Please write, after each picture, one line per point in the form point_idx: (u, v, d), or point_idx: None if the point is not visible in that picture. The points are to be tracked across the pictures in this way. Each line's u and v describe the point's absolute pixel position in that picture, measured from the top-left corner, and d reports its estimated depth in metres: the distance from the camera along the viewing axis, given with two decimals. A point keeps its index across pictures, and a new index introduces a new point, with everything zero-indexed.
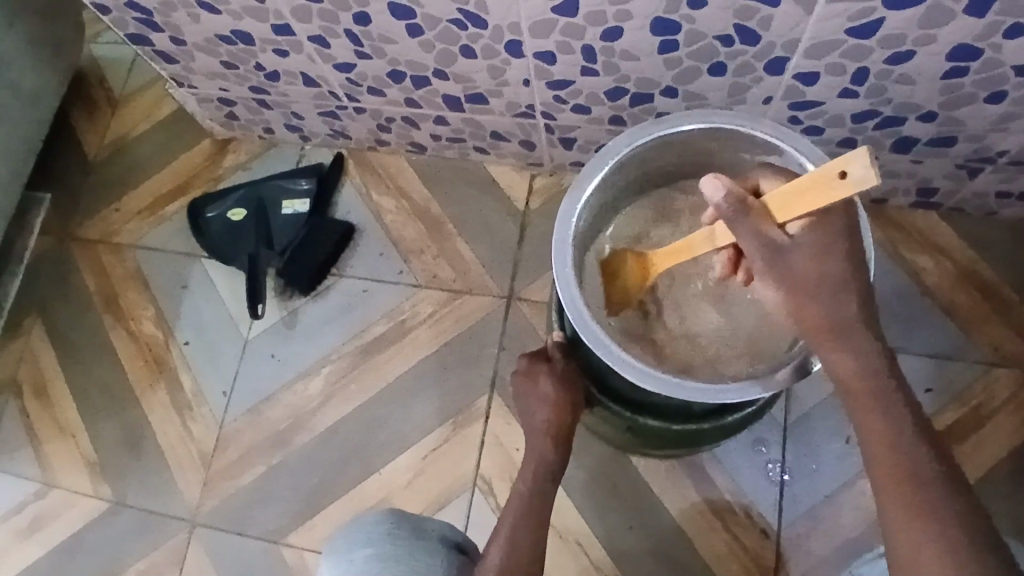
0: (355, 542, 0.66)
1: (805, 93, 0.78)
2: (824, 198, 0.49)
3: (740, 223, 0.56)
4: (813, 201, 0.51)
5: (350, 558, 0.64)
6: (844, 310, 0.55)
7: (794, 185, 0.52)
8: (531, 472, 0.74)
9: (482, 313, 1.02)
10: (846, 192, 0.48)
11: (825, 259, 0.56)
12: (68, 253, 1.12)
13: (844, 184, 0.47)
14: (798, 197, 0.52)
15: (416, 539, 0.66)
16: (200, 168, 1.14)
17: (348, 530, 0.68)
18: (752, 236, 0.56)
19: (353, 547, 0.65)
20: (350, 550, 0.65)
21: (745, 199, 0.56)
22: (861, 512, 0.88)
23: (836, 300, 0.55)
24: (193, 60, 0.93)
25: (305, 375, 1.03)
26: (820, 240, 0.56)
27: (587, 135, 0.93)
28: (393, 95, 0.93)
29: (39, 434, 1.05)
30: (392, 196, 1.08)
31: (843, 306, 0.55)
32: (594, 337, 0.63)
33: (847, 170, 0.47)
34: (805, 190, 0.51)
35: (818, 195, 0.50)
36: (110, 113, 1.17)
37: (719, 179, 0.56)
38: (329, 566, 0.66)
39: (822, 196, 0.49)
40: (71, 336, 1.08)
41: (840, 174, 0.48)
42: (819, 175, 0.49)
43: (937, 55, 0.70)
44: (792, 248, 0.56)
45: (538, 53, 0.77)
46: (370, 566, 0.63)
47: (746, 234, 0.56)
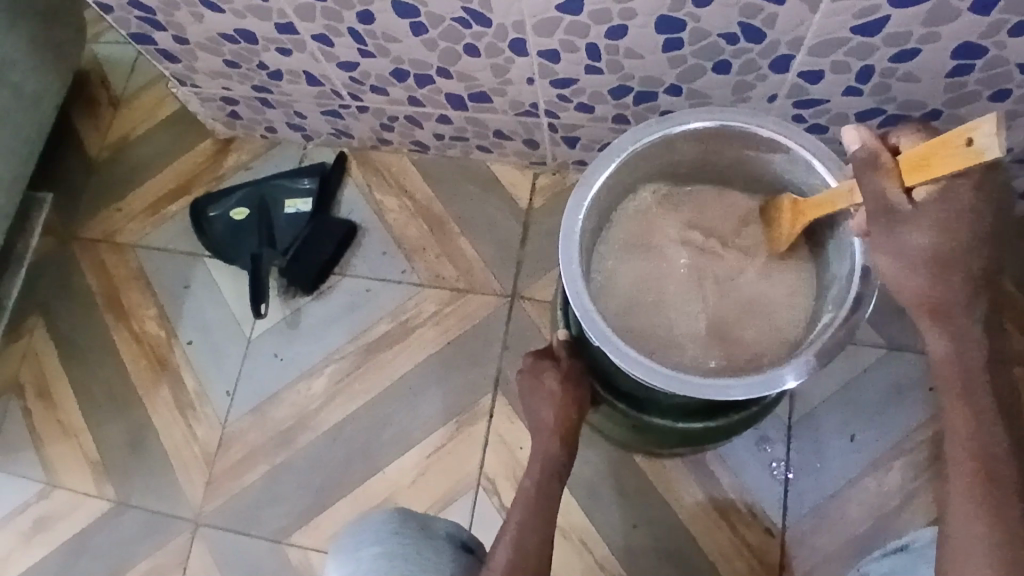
0: (362, 541, 0.65)
1: (809, 91, 0.78)
2: (942, 168, 0.46)
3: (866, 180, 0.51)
4: (930, 170, 0.47)
5: (357, 557, 0.64)
6: (954, 291, 0.51)
7: (913, 152, 0.48)
8: (537, 470, 0.74)
9: (485, 311, 1.02)
10: (969, 161, 0.44)
11: (957, 233, 0.50)
12: (70, 253, 1.12)
13: (967, 152, 0.44)
14: (915, 164, 0.48)
15: (422, 538, 0.66)
16: (202, 167, 1.14)
17: (355, 529, 0.68)
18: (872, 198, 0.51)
19: (360, 546, 0.65)
20: (357, 549, 0.65)
21: (880, 154, 0.50)
22: (867, 510, 0.88)
23: (951, 277, 0.51)
24: (196, 59, 0.93)
25: (308, 375, 1.03)
26: (950, 209, 0.49)
27: (590, 134, 0.93)
28: (396, 94, 0.93)
29: (42, 434, 1.05)
30: (394, 195, 1.08)
31: (956, 286, 0.51)
32: (601, 334, 0.63)
33: (975, 136, 0.43)
34: (923, 157, 0.47)
35: (937, 165, 0.46)
36: (112, 112, 1.17)
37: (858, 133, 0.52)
38: (336, 565, 0.66)
39: (940, 165, 0.46)
40: (74, 336, 1.08)
41: (965, 142, 0.44)
42: (939, 141, 0.46)
43: (942, 52, 0.69)
44: (916, 221, 0.50)
45: (541, 52, 0.77)
46: (377, 565, 0.63)
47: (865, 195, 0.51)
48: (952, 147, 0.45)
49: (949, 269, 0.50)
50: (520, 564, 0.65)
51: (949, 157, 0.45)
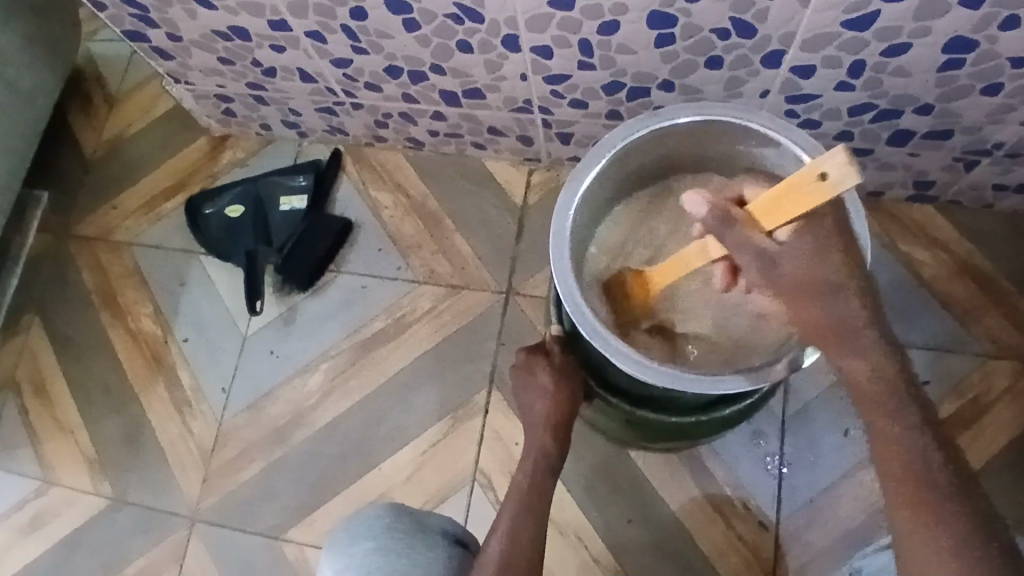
0: (356, 536, 0.66)
1: (802, 86, 0.78)
2: (806, 204, 0.51)
3: (726, 236, 0.57)
4: (794, 211, 0.52)
5: (350, 553, 0.64)
6: (843, 313, 0.56)
7: (769, 198, 0.54)
8: (531, 465, 0.74)
9: (480, 307, 1.02)
10: (828, 191, 0.49)
11: (822, 263, 0.56)
12: (67, 251, 1.12)
13: (823, 185, 0.49)
14: (775, 208, 0.53)
15: (415, 533, 0.66)
16: (198, 164, 1.14)
17: (348, 524, 0.68)
18: (743, 246, 0.56)
19: (353, 541, 0.65)
20: (350, 545, 0.65)
21: (730, 210, 0.56)
22: (859, 503, 0.89)
23: (835, 302, 0.56)
24: (190, 57, 0.93)
25: (305, 371, 1.03)
26: (811, 240, 0.56)
27: (585, 129, 0.93)
28: (389, 91, 0.93)
29: (39, 432, 1.05)
30: (389, 191, 1.08)
31: (843, 309, 0.56)
32: (591, 329, 0.63)
33: (824, 172, 0.48)
34: (782, 198, 0.52)
35: (800, 203, 0.51)
36: (107, 110, 1.17)
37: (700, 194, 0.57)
38: (329, 561, 0.66)
39: (803, 202, 0.51)
40: (70, 333, 1.08)
41: (818, 176, 0.49)
42: (796, 183, 0.51)
43: (934, 47, 0.70)
44: (784, 256, 0.56)
45: (534, 48, 0.77)
46: (371, 559, 0.63)
47: (736, 244, 0.56)
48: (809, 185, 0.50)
49: (831, 295, 0.56)
50: (513, 559, 0.65)
51: (809, 194, 0.50)
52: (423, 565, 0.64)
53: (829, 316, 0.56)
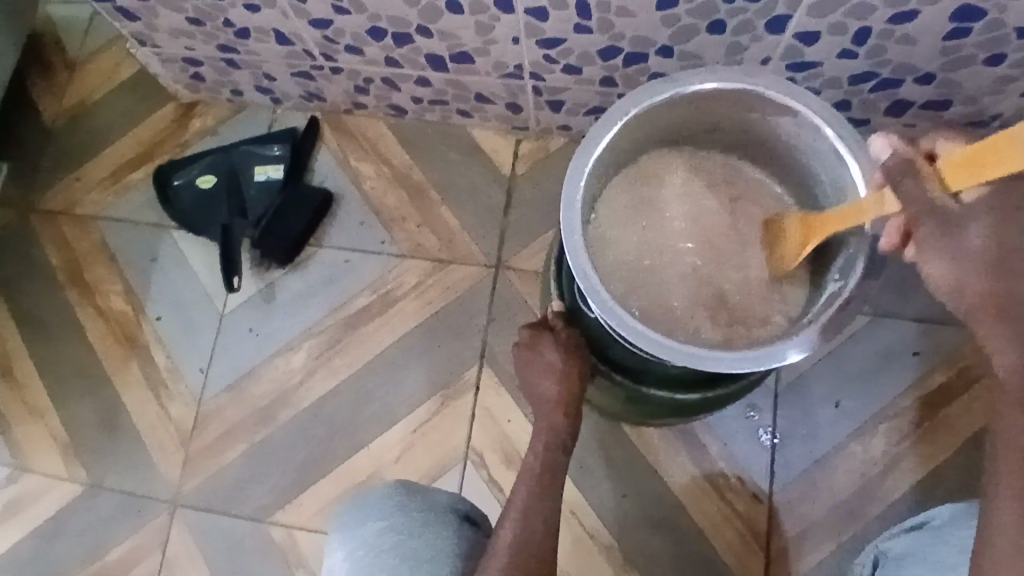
0: (365, 516, 0.64)
1: (805, 53, 0.76)
2: (1005, 162, 0.44)
3: (903, 186, 0.52)
4: (981, 169, 0.46)
5: (360, 533, 0.63)
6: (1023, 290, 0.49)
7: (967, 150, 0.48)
8: (540, 442, 0.72)
9: (470, 282, 1.00)
10: None
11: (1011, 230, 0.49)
12: (28, 227, 1.05)
13: None
14: (965, 158, 0.48)
15: (426, 510, 0.65)
16: (166, 133, 1.07)
17: (357, 505, 0.66)
18: (916, 201, 0.51)
19: (363, 521, 0.64)
20: (360, 525, 0.63)
21: (913, 162, 0.52)
22: (851, 474, 0.90)
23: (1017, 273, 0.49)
24: (156, 16, 0.87)
25: (287, 350, 1.00)
26: (1000, 205, 0.49)
27: (576, 97, 0.90)
28: (372, 55, 0.88)
29: (9, 417, 1.00)
30: (370, 161, 1.03)
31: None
32: (605, 306, 0.61)
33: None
34: (982, 154, 0.46)
35: (997, 159, 0.45)
36: (67, 75, 1.10)
37: (888, 140, 0.55)
38: (336, 548, 0.64)
39: (999, 160, 0.44)
40: (36, 313, 1.03)
41: None
42: (1012, 134, 0.44)
43: (942, 15, 0.68)
44: (967, 218, 0.49)
45: (529, 10, 0.73)
46: (382, 537, 0.61)
47: (910, 199, 0.51)
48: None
49: (1008, 267, 0.49)
50: (524, 538, 0.64)
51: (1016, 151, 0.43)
52: (434, 548, 0.61)
53: (1003, 290, 0.49)
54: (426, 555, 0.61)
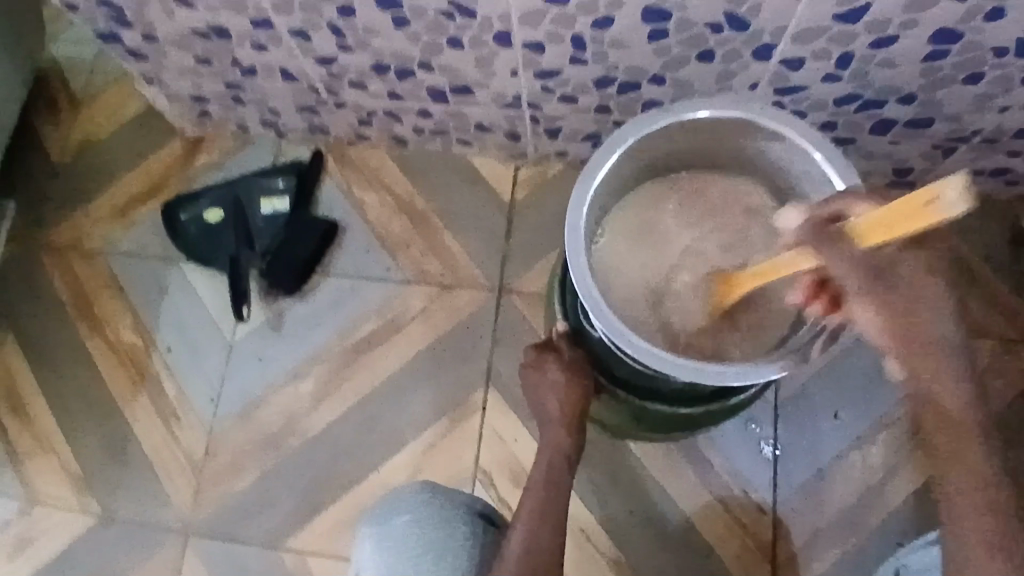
0: (392, 510, 0.67)
1: (791, 78, 0.79)
2: (912, 224, 0.48)
3: (824, 246, 0.54)
4: (889, 230, 0.50)
5: (386, 528, 0.65)
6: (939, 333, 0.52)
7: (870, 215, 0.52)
8: (541, 462, 0.73)
9: (474, 306, 1.02)
10: (934, 215, 0.47)
11: (919, 280, 0.53)
12: (37, 262, 1.08)
13: (933, 208, 0.46)
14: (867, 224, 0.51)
15: (449, 505, 0.67)
16: (172, 168, 1.10)
17: (384, 500, 0.69)
18: (842, 260, 0.53)
19: (389, 515, 0.66)
20: (386, 519, 0.66)
21: (825, 226, 0.55)
22: (853, 484, 0.91)
23: (931, 320, 0.52)
24: (166, 56, 0.91)
25: (296, 377, 1.02)
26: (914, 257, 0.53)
27: (573, 124, 0.93)
28: (375, 89, 0.91)
29: (20, 451, 1.01)
30: (374, 190, 1.06)
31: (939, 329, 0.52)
32: (611, 325, 0.63)
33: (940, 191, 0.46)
34: (886, 218, 0.50)
35: (904, 221, 0.48)
36: (73, 113, 1.13)
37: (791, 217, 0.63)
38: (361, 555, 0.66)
39: (906, 223, 0.48)
40: (46, 347, 1.04)
41: (930, 199, 0.47)
42: (909, 199, 0.48)
43: (920, 39, 0.71)
44: (886, 269, 0.53)
45: (526, 44, 0.77)
46: (409, 531, 0.64)
47: (833, 256, 0.53)
48: (922, 204, 0.47)
49: (922, 313, 0.52)
50: (536, 552, 0.64)
51: (917, 214, 0.48)
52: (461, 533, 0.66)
53: (920, 335, 0.52)
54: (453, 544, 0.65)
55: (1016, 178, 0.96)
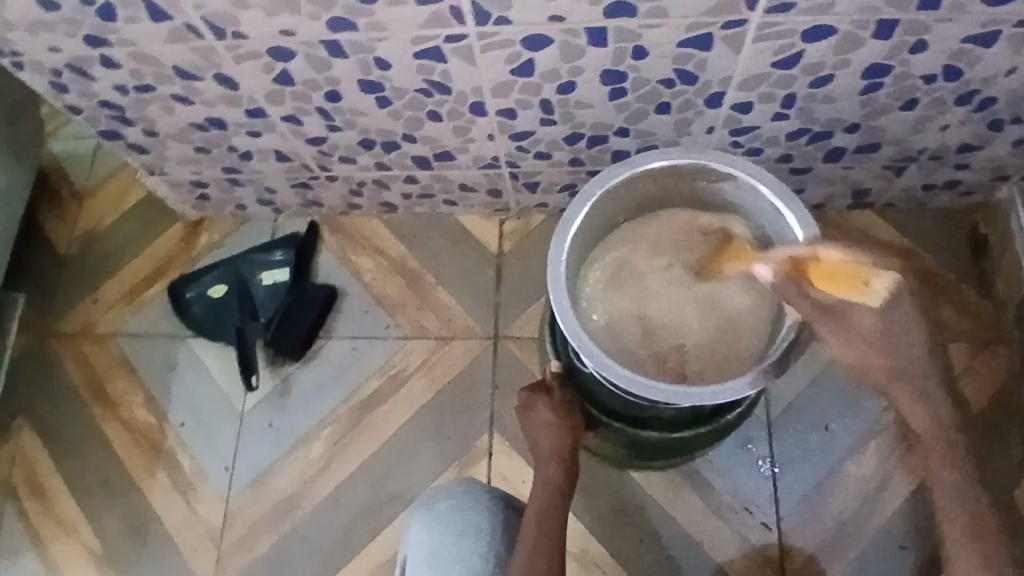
0: (440, 495, 0.73)
1: (743, 120, 0.87)
2: (842, 293, 0.67)
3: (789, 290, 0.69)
4: (837, 287, 0.67)
5: (434, 508, 0.71)
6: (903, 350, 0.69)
7: (827, 261, 0.67)
8: (538, 492, 0.76)
9: (471, 356, 1.07)
10: (864, 295, 0.67)
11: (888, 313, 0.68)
12: (50, 350, 1.12)
13: (867, 291, 0.67)
14: (817, 267, 0.68)
15: (488, 497, 0.73)
16: (174, 250, 1.16)
17: (431, 491, 0.75)
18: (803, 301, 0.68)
19: (437, 499, 0.72)
20: (435, 501, 0.72)
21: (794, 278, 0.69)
22: (851, 492, 0.95)
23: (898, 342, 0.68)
24: (167, 149, 0.97)
25: (307, 440, 1.05)
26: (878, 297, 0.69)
27: (550, 178, 1.00)
28: (364, 162, 0.98)
29: (41, 536, 1.03)
30: (368, 255, 1.12)
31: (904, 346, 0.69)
32: (598, 360, 0.68)
33: (873, 281, 0.67)
34: (837, 279, 0.67)
35: (842, 287, 0.67)
36: (76, 206, 1.19)
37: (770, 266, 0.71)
38: (405, 540, 0.73)
39: (841, 288, 0.67)
40: (62, 432, 1.08)
41: (866, 284, 0.67)
42: (855, 273, 0.67)
43: (854, 76, 0.79)
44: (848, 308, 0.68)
45: (499, 111, 0.84)
46: (454, 512, 0.70)
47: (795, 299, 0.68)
48: (859, 282, 0.67)
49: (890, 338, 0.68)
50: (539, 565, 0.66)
51: (854, 289, 0.67)
52: (486, 511, 0.72)
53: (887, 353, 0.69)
54: (481, 521, 0.71)
55: (968, 188, 1.03)
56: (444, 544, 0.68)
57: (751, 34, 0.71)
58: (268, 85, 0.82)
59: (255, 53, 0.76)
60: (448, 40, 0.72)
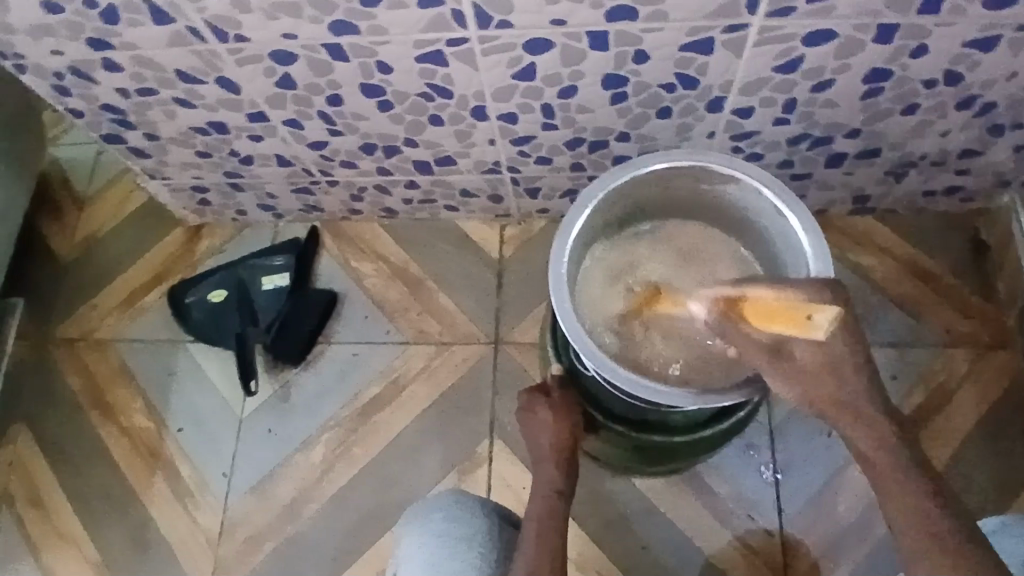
0: (430, 510, 0.72)
1: (744, 125, 0.87)
2: (784, 328, 0.65)
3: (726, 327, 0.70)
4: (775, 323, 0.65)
5: (424, 523, 0.71)
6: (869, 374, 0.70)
7: (760, 301, 0.66)
8: (538, 492, 0.75)
9: (471, 361, 1.06)
10: (807, 328, 0.64)
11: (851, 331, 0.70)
12: (49, 357, 1.12)
13: (809, 325, 0.64)
14: (752, 306, 0.67)
15: (478, 509, 0.72)
16: (175, 255, 1.16)
17: (421, 505, 0.74)
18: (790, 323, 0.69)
19: (427, 514, 0.72)
20: (425, 517, 0.71)
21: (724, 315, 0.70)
22: (855, 497, 0.94)
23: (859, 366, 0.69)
24: (168, 153, 0.97)
25: (306, 445, 1.05)
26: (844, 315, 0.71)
27: (551, 183, 1.00)
28: (365, 166, 0.98)
29: (38, 544, 1.02)
30: (369, 260, 1.12)
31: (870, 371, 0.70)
32: (599, 361, 0.67)
33: (816, 315, 0.64)
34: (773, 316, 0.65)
35: (784, 322, 0.65)
36: (76, 212, 1.19)
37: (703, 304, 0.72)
38: (397, 554, 0.72)
39: (782, 324, 0.65)
40: (61, 439, 1.07)
41: (807, 316, 0.64)
42: (790, 307, 0.64)
43: (855, 79, 0.79)
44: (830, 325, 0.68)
45: (501, 115, 0.84)
46: (445, 526, 0.69)
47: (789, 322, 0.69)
48: (798, 316, 0.64)
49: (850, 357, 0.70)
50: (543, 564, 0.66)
51: (794, 323, 0.65)
52: (484, 523, 0.70)
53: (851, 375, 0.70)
54: (478, 531, 0.70)
55: (969, 193, 1.03)
56: (438, 548, 0.68)
57: (752, 38, 0.72)
58: (269, 89, 0.82)
59: (256, 57, 0.76)
60: (449, 43, 0.72)
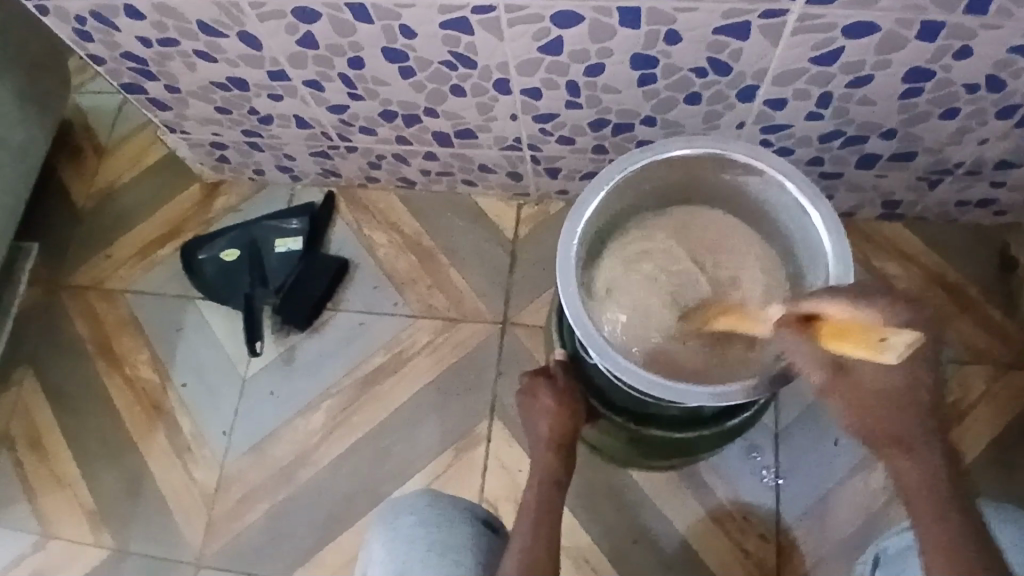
0: (401, 511, 0.69)
1: (775, 117, 0.84)
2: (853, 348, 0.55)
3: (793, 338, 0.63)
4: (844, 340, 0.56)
5: (395, 526, 0.68)
6: None
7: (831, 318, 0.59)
8: (535, 479, 0.74)
9: (476, 338, 1.05)
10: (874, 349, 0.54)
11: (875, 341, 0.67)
12: (60, 302, 1.12)
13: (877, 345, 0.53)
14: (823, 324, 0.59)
15: (452, 508, 0.70)
16: (191, 210, 1.16)
17: (391, 505, 0.71)
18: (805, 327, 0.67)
19: (399, 516, 0.69)
20: (396, 519, 0.68)
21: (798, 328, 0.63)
22: (855, 509, 0.92)
23: None
24: (187, 107, 0.97)
25: (306, 411, 1.04)
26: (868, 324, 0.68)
27: (572, 164, 0.98)
28: (384, 134, 0.96)
29: (37, 486, 1.04)
30: (382, 229, 1.11)
31: None
32: (601, 349, 0.66)
33: (890, 337, 0.53)
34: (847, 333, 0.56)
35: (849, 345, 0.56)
36: (96, 160, 1.19)
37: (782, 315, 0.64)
38: (366, 551, 0.70)
39: (851, 345, 0.56)
40: (65, 384, 1.08)
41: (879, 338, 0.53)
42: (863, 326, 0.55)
43: (894, 77, 0.75)
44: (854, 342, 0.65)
45: (524, 90, 0.82)
46: (416, 531, 0.67)
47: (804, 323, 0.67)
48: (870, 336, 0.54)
49: None
50: (533, 553, 0.64)
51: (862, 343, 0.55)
52: (463, 535, 0.67)
53: None
54: (456, 543, 0.66)
55: (1004, 207, 0.99)
56: (412, 552, 0.65)
57: (789, 25, 0.68)
58: (290, 47, 0.80)
59: (278, 13, 0.75)
60: (475, 11, 0.70)
